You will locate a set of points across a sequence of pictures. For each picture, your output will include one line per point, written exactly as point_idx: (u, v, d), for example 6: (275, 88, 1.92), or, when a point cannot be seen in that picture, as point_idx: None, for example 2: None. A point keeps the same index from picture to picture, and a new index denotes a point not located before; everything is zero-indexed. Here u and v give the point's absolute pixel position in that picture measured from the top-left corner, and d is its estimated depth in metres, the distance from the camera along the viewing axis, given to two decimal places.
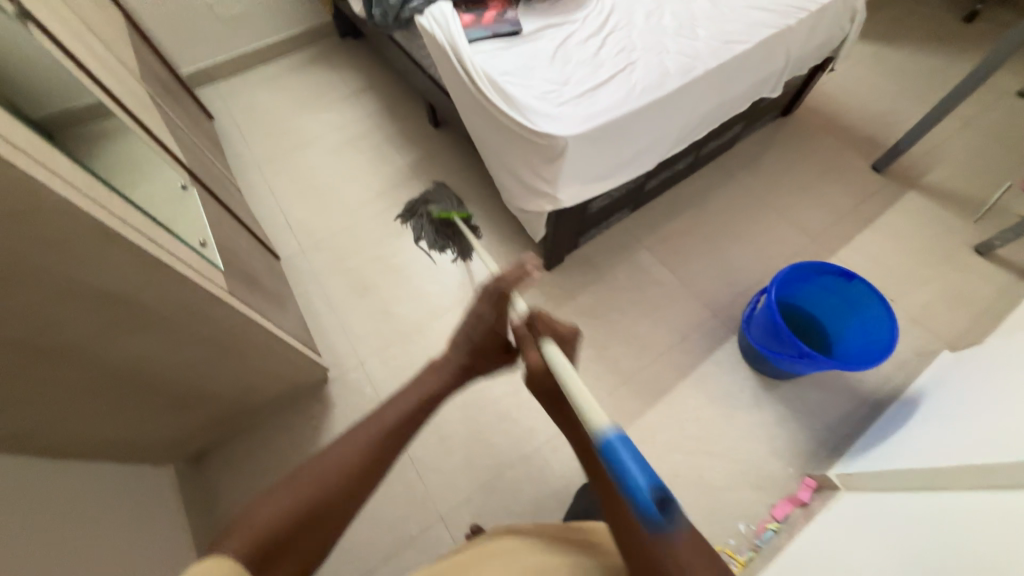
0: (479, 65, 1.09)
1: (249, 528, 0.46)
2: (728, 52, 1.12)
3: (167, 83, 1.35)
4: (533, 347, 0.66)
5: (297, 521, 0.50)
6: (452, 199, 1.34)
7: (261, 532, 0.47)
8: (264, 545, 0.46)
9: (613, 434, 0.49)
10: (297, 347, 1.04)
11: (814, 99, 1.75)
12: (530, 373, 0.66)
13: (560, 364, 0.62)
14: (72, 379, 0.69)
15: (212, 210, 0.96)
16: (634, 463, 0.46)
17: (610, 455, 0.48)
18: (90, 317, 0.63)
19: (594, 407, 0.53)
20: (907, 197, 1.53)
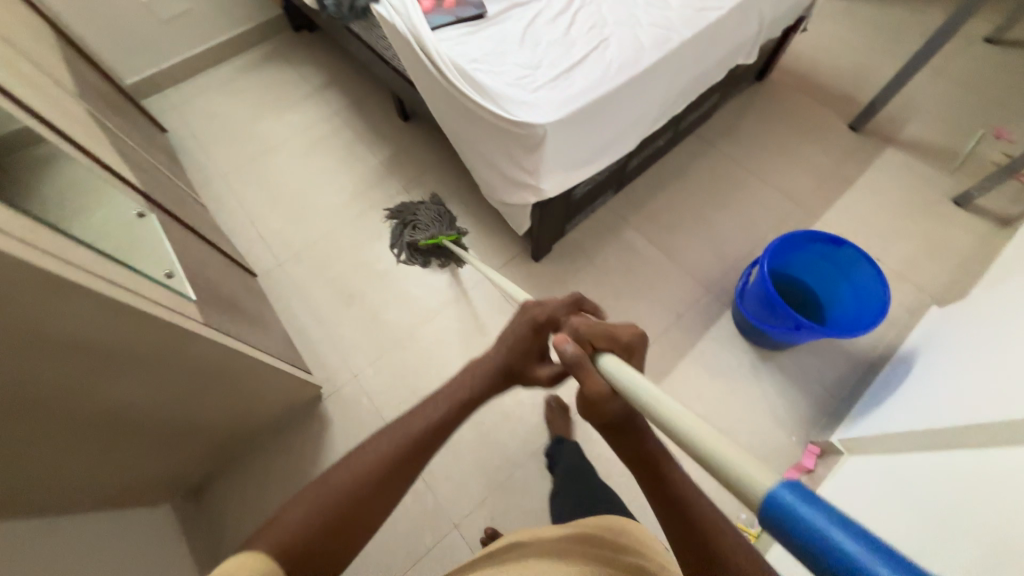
0: (446, 53, 1.02)
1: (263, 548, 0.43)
2: (703, 20, 1.08)
3: (110, 98, 1.25)
4: (589, 365, 0.47)
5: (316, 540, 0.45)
6: (446, 216, 1.40)
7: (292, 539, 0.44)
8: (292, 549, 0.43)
9: (780, 491, 0.30)
10: (287, 369, 0.99)
11: (788, 60, 1.72)
12: (588, 405, 0.47)
13: (633, 380, 0.44)
14: (49, 439, 0.64)
15: (176, 234, 0.90)
16: (834, 528, 0.27)
17: (783, 519, 0.29)
18: (55, 373, 0.58)
19: (732, 454, 0.33)
20: (886, 153, 1.54)
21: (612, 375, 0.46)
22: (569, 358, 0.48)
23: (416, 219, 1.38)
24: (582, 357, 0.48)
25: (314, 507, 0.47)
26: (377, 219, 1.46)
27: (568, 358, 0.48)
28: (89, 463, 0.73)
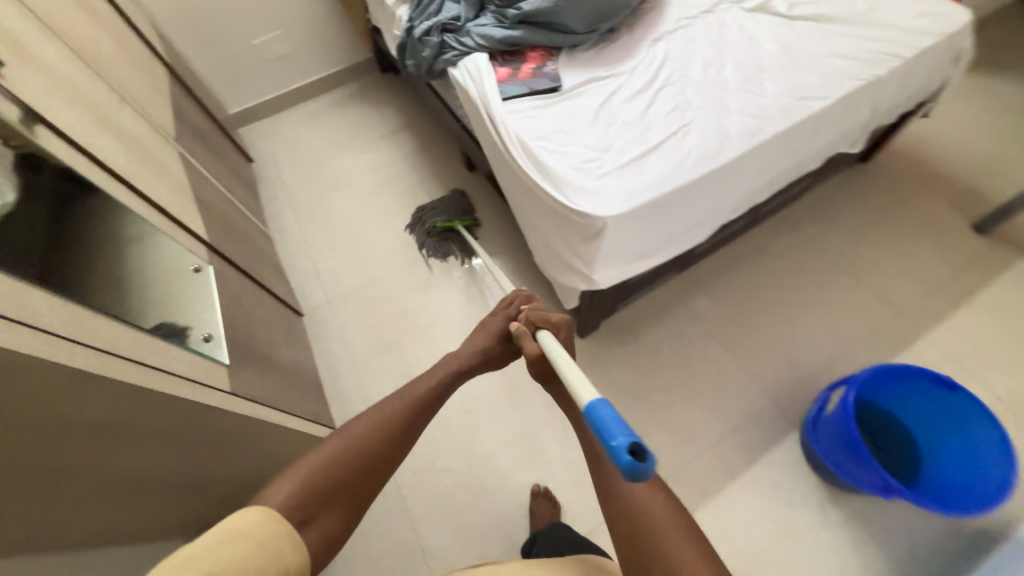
0: (513, 127, 0.99)
1: (294, 480, 0.51)
2: (803, 110, 0.96)
3: (205, 135, 1.36)
4: (529, 335, 0.64)
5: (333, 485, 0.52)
6: (464, 204, 1.52)
7: (311, 485, 0.51)
8: (312, 496, 0.51)
9: (594, 401, 0.44)
10: (308, 428, 0.99)
11: (900, 143, 1.52)
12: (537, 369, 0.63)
13: (551, 343, 0.60)
14: (89, 510, 0.65)
15: (229, 286, 0.93)
16: (613, 419, 0.41)
17: (590, 417, 0.43)
18: (89, 455, 0.59)
19: (581, 384, 0.49)
20: (1020, 266, 1.28)
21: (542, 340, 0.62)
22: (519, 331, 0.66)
23: (434, 207, 1.51)
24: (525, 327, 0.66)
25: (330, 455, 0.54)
26: (426, 269, 1.45)
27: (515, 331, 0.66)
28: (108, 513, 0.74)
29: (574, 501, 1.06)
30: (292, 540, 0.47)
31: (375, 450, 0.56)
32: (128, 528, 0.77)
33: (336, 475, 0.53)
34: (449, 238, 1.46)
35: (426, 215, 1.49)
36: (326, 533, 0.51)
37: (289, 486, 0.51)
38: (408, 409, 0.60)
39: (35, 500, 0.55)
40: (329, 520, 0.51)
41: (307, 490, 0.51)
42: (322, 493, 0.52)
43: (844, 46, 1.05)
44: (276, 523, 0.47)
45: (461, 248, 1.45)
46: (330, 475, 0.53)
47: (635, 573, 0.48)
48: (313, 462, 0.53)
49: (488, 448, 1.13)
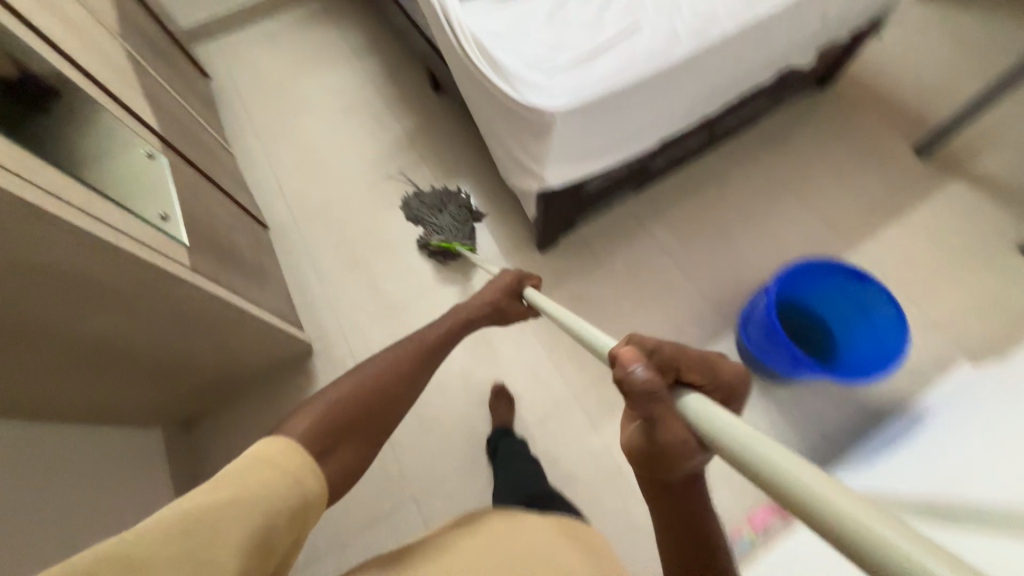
0: (468, 26, 0.99)
1: (311, 414, 0.57)
2: (752, 14, 0.98)
3: (156, 42, 1.30)
4: (662, 397, 0.37)
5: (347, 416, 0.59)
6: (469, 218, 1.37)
7: (329, 419, 0.57)
8: (331, 428, 0.57)
9: None
10: (275, 322, 1.04)
11: (858, 70, 1.55)
12: (656, 439, 0.39)
13: (724, 422, 0.32)
14: (45, 353, 0.71)
15: (186, 180, 0.94)
16: None
17: None
18: (46, 296, 0.63)
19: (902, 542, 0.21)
20: (951, 187, 1.37)
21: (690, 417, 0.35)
22: (644, 388, 0.37)
23: (452, 216, 1.37)
24: (657, 388, 0.37)
25: (349, 394, 0.61)
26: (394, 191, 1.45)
27: (637, 386, 0.37)
28: (74, 375, 0.78)
29: (529, 394, 1.15)
30: (314, 474, 0.51)
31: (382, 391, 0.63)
32: (93, 385, 0.83)
33: (352, 410, 0.60)
34: (441, 259, 1.34)
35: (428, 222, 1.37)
36: (344, 464, 0.56)
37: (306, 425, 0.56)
38: (416, 353, 0.70)
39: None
40: (347, 451, 0.57)
41: (327, 422, 0.57)
42: (341, 428, 0.58)
43: None
44: (303, 457, 0.51)
45: (448, 260, 1.34)
46: (348, 410, 0.59)
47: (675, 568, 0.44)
48: (332, 399, 0.60)
49: None
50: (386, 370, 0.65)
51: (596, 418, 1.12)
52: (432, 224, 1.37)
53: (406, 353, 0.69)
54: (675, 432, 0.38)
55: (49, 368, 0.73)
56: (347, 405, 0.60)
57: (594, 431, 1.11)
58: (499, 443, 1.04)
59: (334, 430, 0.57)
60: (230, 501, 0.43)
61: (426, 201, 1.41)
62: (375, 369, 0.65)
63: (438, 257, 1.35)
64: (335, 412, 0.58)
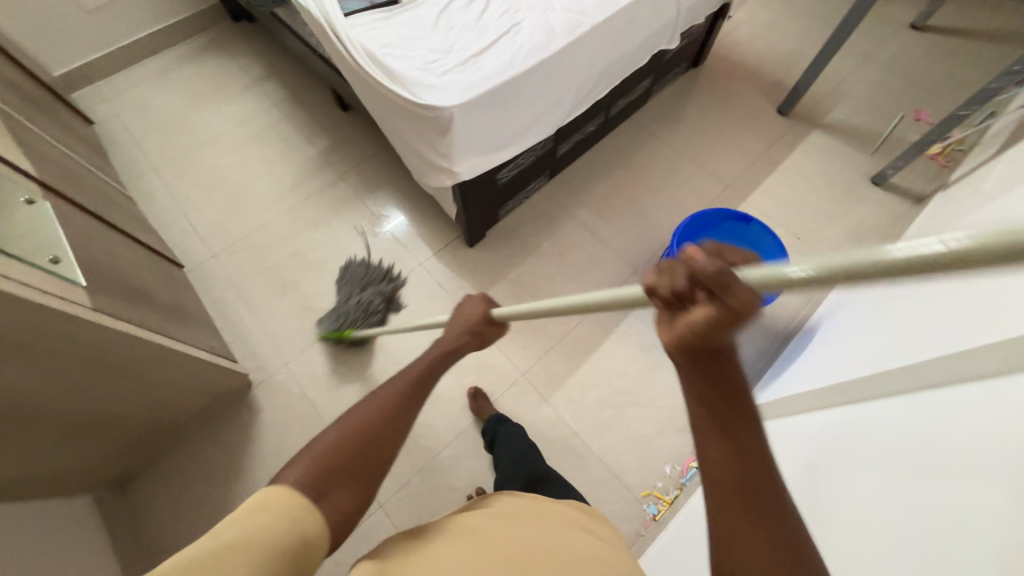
0: (358, 39, 1.03)
1: (304, 460, 0.46)
2: (615, 4, 1.10)
3: (24, 89, 1.21)
4: (735, 275, 0.31)
5: (341, 461, 0.46)
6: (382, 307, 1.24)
7: (322, 460, 0.46)
8: (325, 471, 0.45)
9: None
10: (204, 357, 1.00)
11: (722, 48, 1.76)
12: (722, 322, 0.31)
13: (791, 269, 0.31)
14: None
15: (76, 224, 0.88)
16: None
17: None
18: None
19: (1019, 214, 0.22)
20: (811, 137, 1.58)
21: (756, 281, 0.32)
22: (709, 270, 0.31)
23: (361, 300, 1.23)
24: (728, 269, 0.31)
25: (341, 430, 0.49)
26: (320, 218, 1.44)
27: (702, 268, 0.31)
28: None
29: (479, 382, 1.19)
30: (314, 517, 0.42)
31: (382, 424, 0.50)
32: (12, 462, 0.76)
33: (347, 450, 0.47)
34: (338, 345, 1.24)
35: (342, 299, 1.25)
36: (343, 511, 0.44)
37: (300, 470, 0.45)
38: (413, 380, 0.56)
39: None
40: (347, 492, 0.45)
41: (321, 465, 0.45)
42: (335, 470, 0.45)
43: None
44: (300, 501, 0.42)
45: (338, 343, 1.24)
46: (345, 450, 0.47)
47: (731, 502, 0.35)
48: (326, 440, 0.48)
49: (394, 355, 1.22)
50: (380, 403, 0.52)
51: (546, 391, 1.18)
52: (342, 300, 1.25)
53: (402, 384, 0.55)
54: (754, 310, 0.31)
55: None
56: (343, 445, 0.47)
57: (546, 404, 1.17)
58: (498, 430, 1.02)
59: (330, 468, 0.46)
60: (235, 544, 0.38)
61: (355, 272, 1.28)
62: (371, 402, 0.52)
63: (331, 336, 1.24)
64: (327, 452, 0.47)
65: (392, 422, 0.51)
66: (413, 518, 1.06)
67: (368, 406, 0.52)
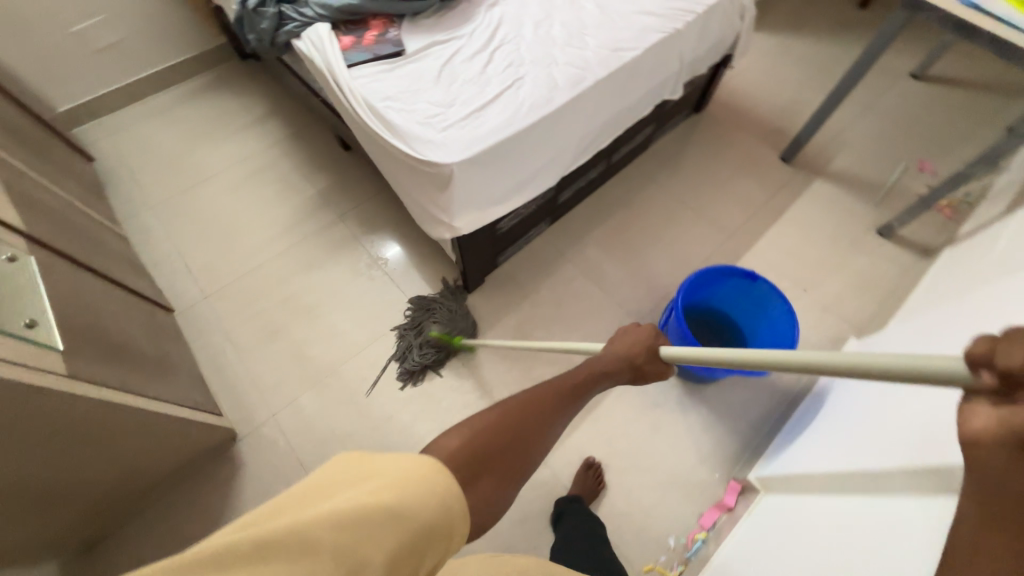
0: (360, 91, 1.02)
1: (470, 429, 0.42)
2: (618, 60, 1.10)
3: (25, 132, 1.21)
4: None
5: (496, 448, 0.42)
6: (460, 316, 1.29)
7: (485, 440, 0.41)
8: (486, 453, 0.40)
9: None
10: (182, 414, 0.97)
11: (723, 95, 1.78)
12: None
13: None
14: None
15: (62, 279, 0.86)
16: None
17: None
18: None
19: None
20: (813, 185, 1.57)
21: None
22: None
23: (451, 309, 1.30)
24: None
25: (503, 414, 0.45)
26: (316, 261, 1.42)
27: None
28: None
29: None
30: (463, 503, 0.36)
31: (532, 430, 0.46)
32: None
33: (506, 439, 0.43)
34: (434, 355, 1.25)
35: (403, 341, 1.28)
36: (485, 506, 0.39)
37: (466, 437, 0.40)
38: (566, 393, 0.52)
39: None
40: (494, 486, 0.40)
41: (487, 443, 0.41)
42: (492, 455, 0.41)
43: (649, 5, 1.21)
44: (454, 479, 0.35)
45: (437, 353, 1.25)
46: (505, 437, 0.43)
47: None
48: (497, 417, 0.44)
49: (388, 409, 1.20)
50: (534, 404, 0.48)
51: None
52: (430, 320, 1.28)
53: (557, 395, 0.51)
54: None
55: None
56: (505, 430, 0.44)
57: (543, 465, 1.11)
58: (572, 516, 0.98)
59: (484, 453, 0.40)
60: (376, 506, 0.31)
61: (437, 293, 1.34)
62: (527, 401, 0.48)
63: (428, 352, 1.25)
64: (487, 434, 0.42)
65: (532, 425, 0.46)
66: None
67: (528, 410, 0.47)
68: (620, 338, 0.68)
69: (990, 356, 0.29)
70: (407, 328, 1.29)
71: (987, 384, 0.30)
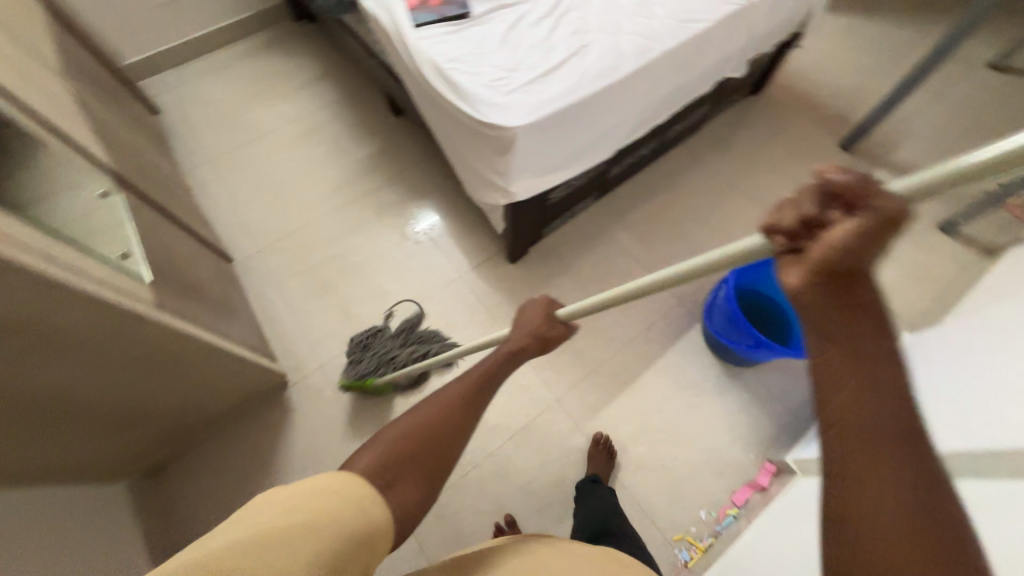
0: (426, 52, 1.03)
1: (378, 447, 0.49)
2: (686, 31, 1.07)
3: (101, 80, 1.26)
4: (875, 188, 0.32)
5: (406, 452, 0.48)
6: (404, 358, 1.21)
7: (394, 450, 0.48)
8: (394, 459, 0.47)
9: None
10: (246, 355, 1.03)
11: (782, 77, 1.71)
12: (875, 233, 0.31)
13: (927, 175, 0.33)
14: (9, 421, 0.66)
15: (144, 219, 0.92)
16: None
17: None
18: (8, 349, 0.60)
19: None
20: (872, 176, 1.52)
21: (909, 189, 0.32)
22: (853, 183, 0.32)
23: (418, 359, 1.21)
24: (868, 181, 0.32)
25: (410, 424, 0.51)
26: (364, 222, 1.45)
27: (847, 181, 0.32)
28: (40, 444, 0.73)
29: (510, 404, 1.17)
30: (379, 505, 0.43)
31: (441, 429, 0.52)
32: (64, 445, 0.78)
33: (414, 443, 0.49)
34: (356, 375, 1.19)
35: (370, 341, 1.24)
36: (407, 503, 0.46)
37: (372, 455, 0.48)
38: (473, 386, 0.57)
39: None
40: (413, 486, 0.47)
41: (394, 453, 0.48)
42: (401, 459, 0.48)
43: None
44: (365, 490, 0.44)
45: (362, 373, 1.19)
46: (413, 441, 0.49)
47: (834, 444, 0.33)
48: (402, 430, 0.50)
49: None
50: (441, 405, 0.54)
51: (579, 420, 1.16)
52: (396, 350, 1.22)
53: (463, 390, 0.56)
54: (891, 215, 0.31)
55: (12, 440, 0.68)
56: (412, 437, 0.50)
57: (579, 433, 1.14)
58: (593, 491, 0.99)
59: (398, 461, 0.48)
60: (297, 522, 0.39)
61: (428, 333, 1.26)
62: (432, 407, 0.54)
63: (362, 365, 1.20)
64: (394, 446, 0.49)
65: (444, 427, 0.52)
66: (437, 538, 1.04)
67: (432, 413, 0.53)
68: (523, 316, 0.68)
69: (777, 223, 0.36)
70: (381, 336, 1.24)
71: (781, 245, 0.36)
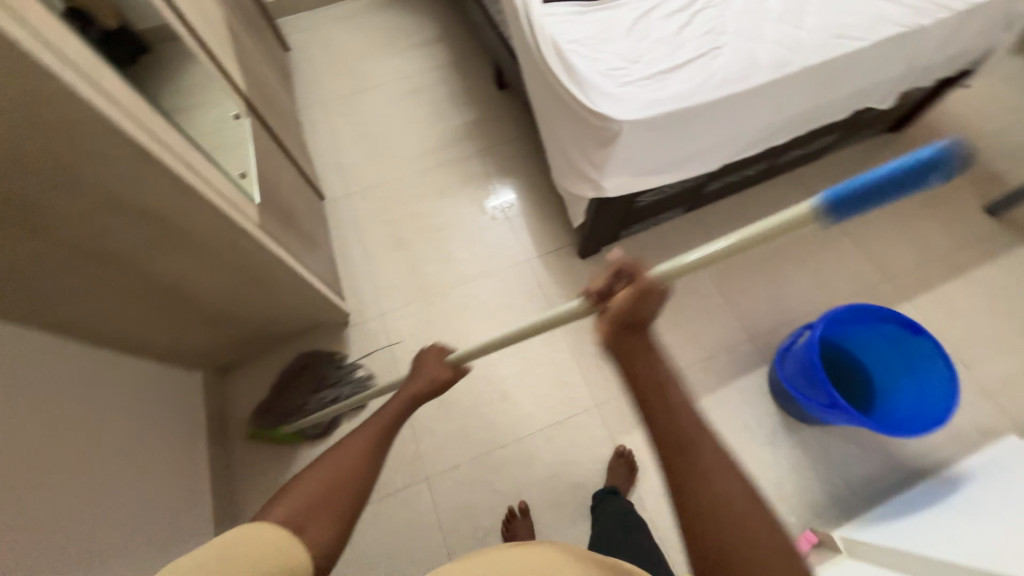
0: (549, 29, 1.01)
1: (289, 497, 0.49)
2: (837, 49, 0.96)
3: (249, 12, 1.38)
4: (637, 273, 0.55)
5: (321, 497, 0.49)
6: (314, 406, 1.14)
7: (307, 497, 0.49)
8: (309, 504, 0.48)
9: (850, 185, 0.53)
10: (320, 288, 1.10)
11: (933, 119, 1.50)
12: (635, 295, 0.52)
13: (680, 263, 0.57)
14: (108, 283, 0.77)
15: (262, 145, 1.00)
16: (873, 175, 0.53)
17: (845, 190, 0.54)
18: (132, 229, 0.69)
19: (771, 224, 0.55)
20: (1019, 251, 1.30)
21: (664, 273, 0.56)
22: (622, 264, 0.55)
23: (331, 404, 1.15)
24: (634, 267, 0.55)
25: (321, 471, 0.52)
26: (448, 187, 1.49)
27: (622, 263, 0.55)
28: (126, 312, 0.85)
29: (549, 396, 1.17)
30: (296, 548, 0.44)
31: (353, 471, 0.53)
32: (150, 320, 0.89)
33: (325, 491, 0.50)
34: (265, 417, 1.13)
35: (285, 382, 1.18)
36: (323, 541, 0.47)
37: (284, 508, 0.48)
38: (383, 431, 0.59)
39: (81, 249, 0.67)
40: (326, 526, 0.48)
41: (307, 499, 0.49)
42: (316, 504, 0.49)
43: None
44: (281, 537, 0.44)
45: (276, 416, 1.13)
46: (326, 489, 0.50)
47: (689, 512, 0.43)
48: (312, 480, 0.51)
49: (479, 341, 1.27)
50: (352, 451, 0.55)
51: (615, 431, 1.13)
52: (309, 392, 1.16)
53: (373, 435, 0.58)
54: (650, 288, 0.53)
55: (104, 300, 0.79)
56: (324, 485, 0.51)
57: (611, 443, 1.12)
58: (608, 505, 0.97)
59: (310, 506, 0.49)
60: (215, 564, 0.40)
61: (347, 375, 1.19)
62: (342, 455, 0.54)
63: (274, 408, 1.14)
64: (306, 495, 0.49)
65: (357, 467, 0.54)
66: (451, 503, 1.08)
67: (346, 457, 0.54)
68: (418, 364, 0.74)
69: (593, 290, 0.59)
70: (295, 376, 1.19)
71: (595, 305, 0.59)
